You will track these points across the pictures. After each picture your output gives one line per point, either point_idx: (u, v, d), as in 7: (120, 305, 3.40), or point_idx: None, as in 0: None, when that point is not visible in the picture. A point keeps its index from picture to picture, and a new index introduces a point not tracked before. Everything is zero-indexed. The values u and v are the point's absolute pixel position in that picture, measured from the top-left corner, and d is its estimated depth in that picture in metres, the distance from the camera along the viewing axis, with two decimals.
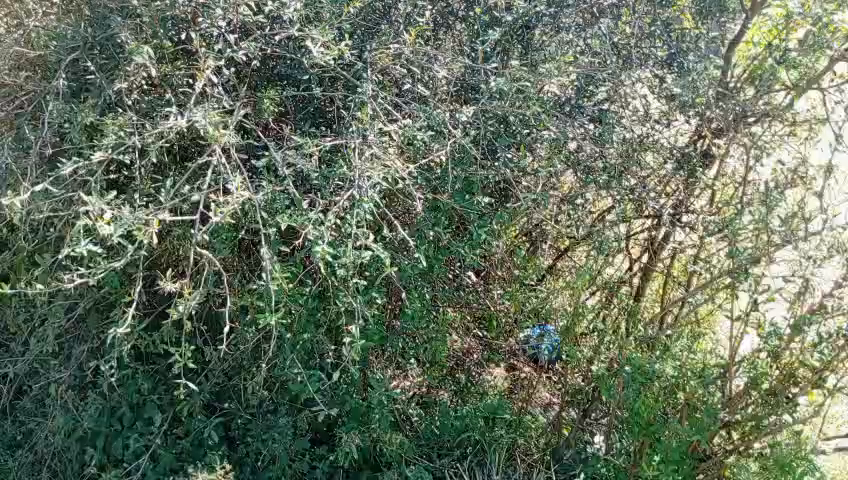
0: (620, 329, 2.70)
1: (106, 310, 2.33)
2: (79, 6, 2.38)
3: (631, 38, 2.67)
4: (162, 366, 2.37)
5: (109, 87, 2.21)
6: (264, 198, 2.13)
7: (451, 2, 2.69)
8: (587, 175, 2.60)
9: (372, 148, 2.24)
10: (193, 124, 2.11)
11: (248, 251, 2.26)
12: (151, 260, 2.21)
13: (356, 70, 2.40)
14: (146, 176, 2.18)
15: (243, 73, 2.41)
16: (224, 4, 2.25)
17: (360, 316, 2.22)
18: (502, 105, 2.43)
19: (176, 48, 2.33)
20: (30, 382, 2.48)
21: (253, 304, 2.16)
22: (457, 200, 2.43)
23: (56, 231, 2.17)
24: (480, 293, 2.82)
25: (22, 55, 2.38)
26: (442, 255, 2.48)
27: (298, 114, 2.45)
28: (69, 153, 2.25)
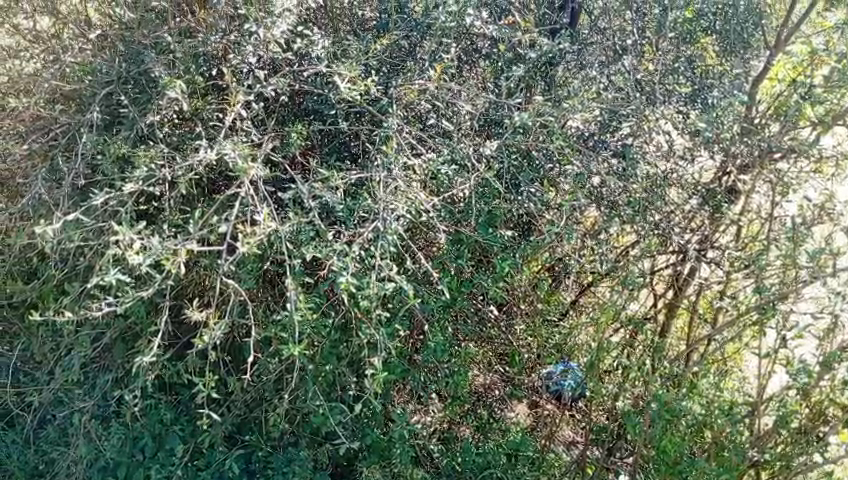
0: (645, 365, 2.65)
1: (132, 340, 2.35)
2: (114, 42, 2.46)
3: (655, 74, 2.67)
4: (185, 396, 2.37)
5: (141, 120, 2.26)
6: (290, 230, 2.17)
7: (475, 39, 2.69)
8: (612, 209, 2.57)
9: (397, 182, 2.26)
10: (223, 157, 2.16)
11: (273, 282, 2.28)
12: (177, 290, 2.23)
13: (381, 106, 2.47)
14: (174, 207, 2.22)
15: (272, 108, 2.46)
16: (256, 42, 2.34)
17: (383, 348, 2.23)
18: (526, 140, 2.49)
19: (208, 83, 2.39)
20: (54, 411, 2.50)
21: (276, 335, 2.17)
22: (481, 233, 2.44)
23: (86, 260, 2.20)
24: (503, 328, 2.74)
25: (57, 89, 2.46)
26: (465, 288, 2.49)
27: (323, 148, 2.48)
28: (101, 184, 2.30)
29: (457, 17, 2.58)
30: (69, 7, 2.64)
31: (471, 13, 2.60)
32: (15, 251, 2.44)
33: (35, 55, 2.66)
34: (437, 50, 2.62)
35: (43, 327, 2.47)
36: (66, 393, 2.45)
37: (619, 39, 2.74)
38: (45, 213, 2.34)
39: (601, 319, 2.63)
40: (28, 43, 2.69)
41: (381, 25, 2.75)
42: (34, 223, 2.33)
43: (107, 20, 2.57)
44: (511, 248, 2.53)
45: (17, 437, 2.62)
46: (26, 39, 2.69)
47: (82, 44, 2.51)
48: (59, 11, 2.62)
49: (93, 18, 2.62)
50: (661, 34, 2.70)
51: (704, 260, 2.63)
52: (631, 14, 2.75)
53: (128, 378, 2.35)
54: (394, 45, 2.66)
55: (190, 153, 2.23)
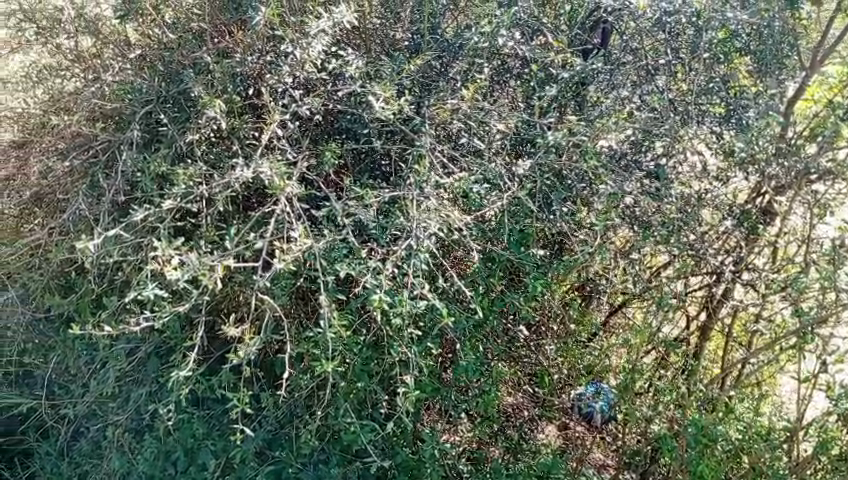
0: (680, 388, 2.69)
1: (166, 355, 2.38)
2: (153, 61, 2.51)
3: (688, 95, 2.64)
4: (217, 412, 2.38)
5: (181, 138, 2.32)
6: (324, 247, 2.19)
7: (506, 58, 2.71)
8: (645, 229, 2.57)
9: (430, 200, 2.28)
10: (259, 175, 2.19)
11: (305, 298, 2.29)
12: (212, 306, 2.24)
13: (414, 124, 2.47)
14: (211, 224, 2.25)
15: (307, 127, 2.49)
16: (292, 61, 2.37)
17: (415, 366, 2.23)
18: (559, 160, 2.46)
19: (244, 102, 2.44)
20: (89, 424, 2.53)
21: (309, 351, 2.18)
22: (513, 251, 2.43)
23: (124, 275, 2.24)
24: (533, 348, 2.75)
25: (97, 107, 2.51)
26: (497, 307, 2.47)
27: (357, 167, 2.51)
28: (140, 200, 2.35)
29: (490, 37, 2.59)
30: (110, 27, 2.67)
31: (504, 35, 2.59)
32: (55, 265, 2.49)
33: (77, 75, 2.69)
34: (470, 70, 2.65)
35: (80, 340, 2.52)
36: (100, 406, 2.47)
37: (652, 60, 2.68)
38: (85, 228, 2.40)
39: (635, 341, 2.67)
40: (68, 62, 2.71)
41: (413, 46, 2.79)
42: (73, 238, 2.39)
43: (146, 38, 2.59)
44: (544, 266, 2.53)
45: (51, 449, 2.65)
46: (66, 58, 2.71)
47: (124, 63, 2.55)
48: (100, 31, 2.66)
49: (131, 36, 2.64)
50: (696, 56, 2.64)
51: (739, 282, 2.65)
52: (664, 36, 2.67)
53: (162, 392, 2.37)
54: (427, 65, 2.67)
55: (227, 171, 2.25)
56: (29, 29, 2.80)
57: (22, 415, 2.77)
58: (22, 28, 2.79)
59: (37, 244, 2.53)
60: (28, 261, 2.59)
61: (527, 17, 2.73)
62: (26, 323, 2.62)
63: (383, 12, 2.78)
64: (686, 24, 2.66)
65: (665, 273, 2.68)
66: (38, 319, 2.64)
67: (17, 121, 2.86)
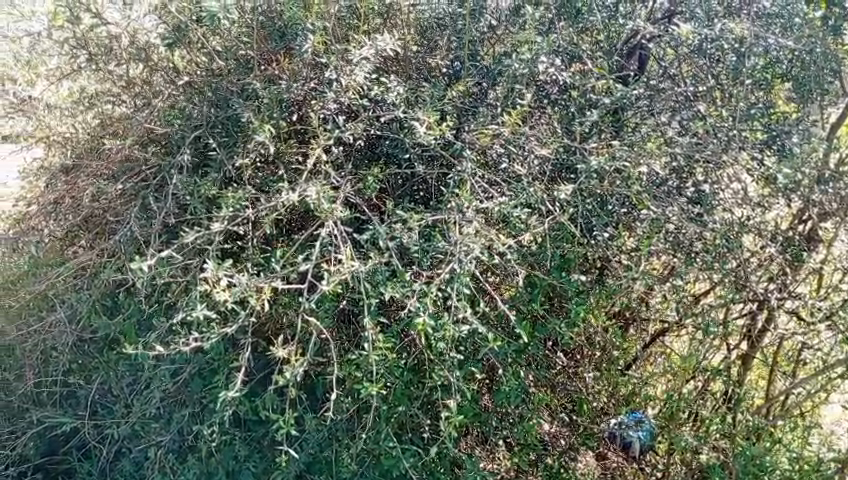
0: (727, 417, 2.68)
1: (209, 376, 2.39)
2: (202, 88, 2.58)
3: (727, 120, 2.60)
4: (258, 433, 2.38)
5: (229, 162, 2.37)
6: (366, 270, 2.19)
7: (543, 85, 2.72)
8: (691, 257, 2.52)
9: (473, 224, 2.28)
10: (305, 199, 2.24)
11: (347, 321, 2.29)
12: (256, 327, 2.27)
13: (454, 149, 2.49)
14: (257, 246, 2.29)
15: (350, 153, 2.53)
16: (337, 88, 2.43)
17: (457, 390, 2.23)
18: (600, 185, 2.45)
19: (291, 128, 2.49)
20: (132, 444, 2.55)
21: (350, 374, 2.18)
22: (555, 276, 2.42)
23: (172, 296, 2.28)
24: (570, 376, 2.72)
25: (149, 132, 2.59)
26: (540, 333, 2.46)
27: (398, 190, 2.53)
28: (189, 222, 2.39)
29: (530, 64, 2.62)
30: (159, 54, 2.71)
31: (542, 61, 2.65)
32: (103, 285, 2.55)
33: (126, 102, 2.78)
34: (509, 96, 2.65)
35: (124, 361, 2.55)
36: (141, 426, 2.50)
37: (689, 86, 2.70)
38: (136, 249, 2.45)
39: (673, 369, 2.77)
40: (117, 89, 2.80)
41: (454, 72, 2.81)
42: (126, 258, 2.43)
43: (194, 66, 2.65)
44: (586, 291, 2.52)
45: (92, 469, 2.68)
46: (115, 85, 2.80)
47: (172, 90, 2.63)
48: (150, 58, 2.70)
49: (179, 63, 2.70)
50: (737, 80, 2.63)
51: (783, 309, 2.59)
52: (704, 62, 2.69)
53: (204, 413, 2.39)
54: (469, 93, 2.74)
55: (273, 194, 2.31)
56: (82, 55, 2.79)
57: (63, 436, 2.80)
58: (74, 54, 2.82)
59: (88, 265, 2.61)
60: (77, 281, 2.67)
61: (565, 44, 2.78)
62: (71, 344, 2.65)
63: (422, 40, 2.87)
64: (728, 49, 2.64)
65: (706, 299, 2.65)
66: (82, 341, 2.68)
67: (71, 145, 3.00)
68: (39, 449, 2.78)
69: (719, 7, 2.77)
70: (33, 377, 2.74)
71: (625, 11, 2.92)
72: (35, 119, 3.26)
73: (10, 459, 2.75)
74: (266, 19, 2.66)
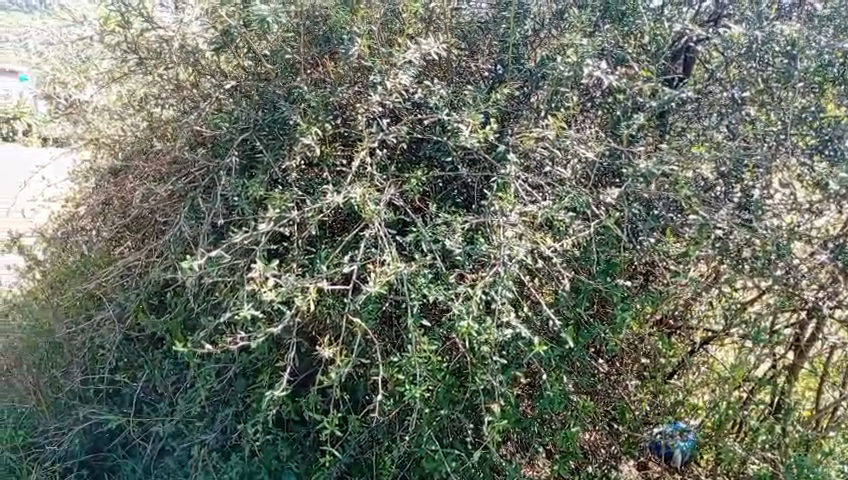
0: (775, 428, 2.61)
1: (253, 376, 2.41)
2: (249, 91, 2.61)
3: (777, 124, 2.53)
4: (301, 433, 2.41)
5: (276, 164, 2.38)
6: (409, 272, 2.18)
7: (587, 88, 2.70)
8: (735, 263, 2.48)
9: (517, 227, 2.25)
10: (349, 201, 2.25)
11: (389, 323, 2.28)
12: (299, 328, 2.27)
13: (498, 152, 2.46)
14: (302, 247, 2.31)
15: (393, 155, 2.52)
16: (382, 91, 2.42)
17: (501, 395, 2.20)
18: (648, 189, 2.39)
19: (336, 131, 2.50)
20: (176, 442, 2.58)
21: (393, 376, 2.17)
22: (600, 280, 2.37)
23: (219, 296, 2.29)
24: (612, 383, 2.68)
25: (197, 133, 2.63)
26: (584, 339, 2.40)
27: (440, 193, 2.52)
28: (237, 223, 2.41)
29: (575, 67, 2.56)
30: (207, 58, 2.72)
31: (589, 64, 2.55)
32: (151, 284, 2.60)
33: (174, 104, 2.82)
34: (554, 99, 2.62)
35: (169, 359, 2.59)
36: (185, 425, 2.52)
37: (735, 90, 2.64)
38: (184, 250, 2.48)
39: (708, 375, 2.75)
40: (166, 93, 2.84)
41: (496, 76, 2.81)
42: (174, 258, 2.46)
43: (241, 70, 2.67)
44: (631, 296, 2.46)
45: (137, 466, 2.72)
46: (165, 88, 2.83)
47: (220, 93, 2.65)
48: (200, 61, 2.72)
49: (226, 66, 2.71)
50: (788, 83, 2.53)
51: (833, 318, 2.57)
52: (754, 66, 2.59)
53: (247, 412, 2.41)
54: (512, 96, 2.70)
55: (319, 196, 2.32)
56: (132, 59, 2.86)
57: (109, 432, 2.85)
58: (124, 58, 2.85)
59: (137, 264, 2.66)
60: (126, 281, 2.72)
61: (610, 46, 2.75)
62: (118, 342, 2.69)
63: (463, 45, 2.82)
64: (779, 53, 2.56)
65: (754, 307, 2.59)
66: (129, 339, 2.73)
67: (122, 147, 3.06)
68: (84, 445, 2.83)
69: (769, 9, 2.74)
70: (80, 375, 2.82)
71: (672, 13, 2.86)
72: (86, 123, 3.38)
73: (57, 454, 2.81)
74: (312, 23, 2.65)
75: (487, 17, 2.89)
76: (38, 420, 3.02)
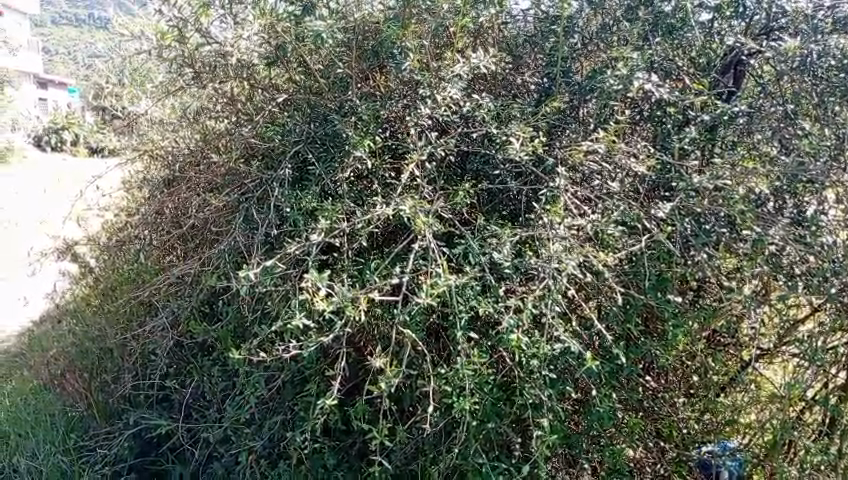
0: (833, 447, 2.54)
1: (301, 385, 2.43)
2: (301, 105, 2.67)
3: (833, 138, 2.45)
4: (346, 443, 2.44)
5: (328, 176, 2.43)
6: (458, 284, 2.16)
7: (638, 102, 2.67)
8: (790, 279, 2.41)
9: (567, 240, 2.24)
10: (399, 213, 2.28)
11: (437, 335, 2.29)
12: (348, 338, 2.29)
13: (546, 166, 2.47)
14: (352, 258, 2.35)
15: (440, 168, 2.54)
16: (432, 104, 2.47)
17: (549, 409, 2.17)
18: (700, 203, 2.37)
19: (385, 144, 2.54)
20: (224, 448, 2.62)
21: (441, 388, 2.16)
22: (651, 295, 2.33)
23: (272, 306, 2.32)
24: (662, 400, 2.65)
25: (251, 146, 2.70)
26: (634, 354, 2.37)
27: (486, 206, 2.51)
28: (289, 234, 2.46)
29: (626, 80, 2.51)
30: (260, 73, 2.79)
31: (640, 77, 2.50)
32: (202, 292, 2.63)
33: (232, 118, 2.92)
34: (602, 113, 2.61)
35: (218, 365, 2.64)
36: (233, 431, 2.56)
37: (782, 105, 2.56)
38: (237, 259, 2.51)
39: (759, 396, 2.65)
40: (222, 107, 2.93)
41: (544, 89, 2.77)
42: (228, 267, 2.50)
43: (292, 83, 2.75)
44: (684, 313, 2.44)
45: (185, 471, 2.76)
46: (219, 101, 2.93)
47: (273, 106, 2.74)
48: (253, 75, 2.79)
49: (278, 79, 2.79)
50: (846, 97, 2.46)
51: None
52: (809, 79, 2.52)
53: (295, 420, 2.44)
54: (559, 110, 2.66)
55: (369, 208, 2.36)
56: (188, 73, 2.94)
57: (158, 437, 2.91)
58: (180, 72, 2.97)
59: (190, 273, 2.68)
60: (179, 288, 2.76)
61: (660, 59, 2.73)
62: (170, 349, 2.75)
63: (510, 58, 2.83)
64: (835, 67, 2.49)
65: (806, 326, 2.53)
66: (180, 346, 2.78)
67: (175, 158, 3.13)
68: (132, 449, 2.88)
69: (824, 22, 2.62)
70: (131, 380, 2.89)
71: (721, 26, 2.83)
72: (145, 135, 3.58)
73: (107, 458, 2.87)
74: (361, 39, 2.64)
75: (535, 32, 2.85)
76: (89, 423, 3.10)
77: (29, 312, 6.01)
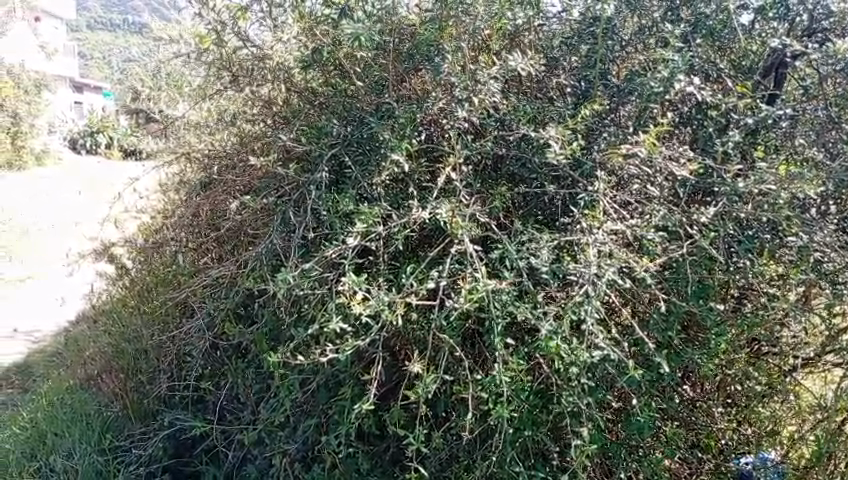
0: None
1: (335, 388, 2.42)
2: (337, 108, 2.66)
3: None
4: (380, 448, 2.42)
5: (365, 179, 2.42)
6: (496, 289, 2.14)
7: (679, 105, 2.63)
8: (836, 286, 2.36)
9: (607, 246, 2.18)
10: (435, 216, 2.26)
11: (473, 339, 2.25)
12: (384, 342, 2.28)
13: (584, 169, 2.42)
14: (388, 261, 2.34)
15: (477, 172, 2.53)
16: (469, 107, 2.44)
17: (588, 418, 2.13)
18: (744, 209, 2.30)
19: (421, 147, 2.53)
20: (258, 451, 2.62)
21: (478, 395, 2.13)
22: (693, 302, 2.28)
23: (309, 309, 2.32)
24: (701, 411, 2.58)
25: (289, 149, 2.71)
26: (675, 363, 2.32)
27: (522, 210, 2.49)
28: (325, 237, 2.46)
29: (666, 83, 2.47)
30: (297, 76, 2.80)
31: (681, 80, 2.46)
32: (238, 294, 2.64)
33: (268, 121, 2.93)
34: (643, 115, 2.56)
35: (253, 368, 2.64)
36: (268, 434, 2.56)
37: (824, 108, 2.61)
38: (274, 262, 2.52)
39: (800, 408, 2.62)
40: (259, 109, 2.95)
41: (580, 92, 2.71)
42: (264, 270, 2.51)
43: (328, 87, 2.76)
44: (726, 320, 2.39)
45: (219, 472, 2.78)
46: (256, 104, 2.95)
47: (309, 110, 2.75)
48: (290, 79, 2.80)
49: (314, 83, 2.79)
50: None
51: None
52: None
53: (329, 424, 2.43)
54: (598, 114, 2.63)
55: (405, 211, 2.34)
56: (226, 77, 2.98)
57: (192, 438, 2.93)
58: (219, 76, 3.00)
59: (226, 275, 2.68)
60: (214, 290, 2.77)
61: (703, 63, 2.68)
62: (205, 350, 2.76)
63: (546, 60, 2.78)
64: None
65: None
66: (215, 348, 2.80)
67: (211, 161, 3.14)
68: (167, 450, 2.90)
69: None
70: (167, 381, 2.91)
71: (763, 29, 2.76)
72: (182, 139, 3.62)
73: (142, 458, 2.89)
74: (399, 42, 2.66)
75: (571, 33, 2.78)
76: (124, 423, 3.14)
77: (67, 313, 6.10)
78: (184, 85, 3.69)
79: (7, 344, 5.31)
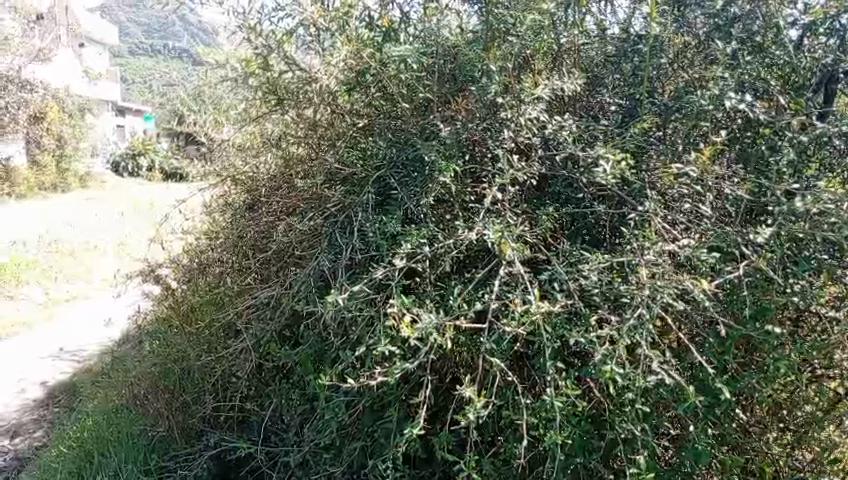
0: None
1: (381, 411, 2.40)
2: (383, 130, 2.66)
3: None
4: (427, 471, 2.39)
5: (411, 200, 2.42)
6: (546, 312, 2.09)
7: (727, 122, 2.57)
8: None
9: (660, 267, 2.15)
10: (484, 237, 2.22)
11: (519, 364, 2.25)
12: (433, 364, 2.26)
13: (633, 189, 2.38)
14: (434, 282, 2.33)
15: (522, 192, 2.50)
16: (515, 128, 2.42)
17: (642, 444, 2.08)
18: (800, 228, 2.20)
19: (466, 167, 2.52)
20: (304, 473, 2.61)
21: (528, 420, 2.09)
22: (750, 325, 2.21)
23: (356, 330, 2.31)
24: (756, 436, 2.49)
25: (335, 171, 2.73)
26: (730, 388, 2.25)
27: (569, 231, 2.46)
28: (372, 258, 2.45)
29: (717, 100, 2.41)
30: (342, 98, 2.82)
31: (733, 97, 2.38)
32: (284, 316, 2.65)
33: (312, 143, 2.94)
34: (691, 133, 2.50)
35: (298, 390, 2.63)
36: (313, 456, 2.55)
37: None
38: (321, 283, 2.52)
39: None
40: (303, 131, 2.96)
41: (629, 108, 2.68)
42: (311, 291, 2.51)
43: (372, 108, 2.78)
44: (784, 344, 2.30)
45: None
46: (300, 126, 2.96)
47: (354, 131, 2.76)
48: (335, 101, 2.83)
49: (358, 106, 2.82)
50: None
51: None
52: None
53: (375, 447, 2.41)
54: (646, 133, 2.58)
55: (452, 232, 2.34)
56: (272, 100, 3.01)
57: (237, 459, 2.93)
58: (264, 99, 3.04)
59: (271, 296, 2.69)
60: (259, 311, 2.78)
61: (752, 79, 2.59)
62: (251, 372, 2.76)
63: (589, 78, 2.75)
64: None
65: None
66: (260, 368, 2.80)
67: (257, 183, 3.17)
68: (212, 470, 2.91)
69: None
70: (212, 402, 2.93)
71: (813, 44, 2.68)
72: (226, 160, 3.66)
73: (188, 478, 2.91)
74: (442, 63, 2.65)
75: (615, 51, 2.73)
76: (170, 443, 3.16)
77: (110, 333, 6.20)
78: (228, 108, 3.74)
79: (53, 363, 5.42)
